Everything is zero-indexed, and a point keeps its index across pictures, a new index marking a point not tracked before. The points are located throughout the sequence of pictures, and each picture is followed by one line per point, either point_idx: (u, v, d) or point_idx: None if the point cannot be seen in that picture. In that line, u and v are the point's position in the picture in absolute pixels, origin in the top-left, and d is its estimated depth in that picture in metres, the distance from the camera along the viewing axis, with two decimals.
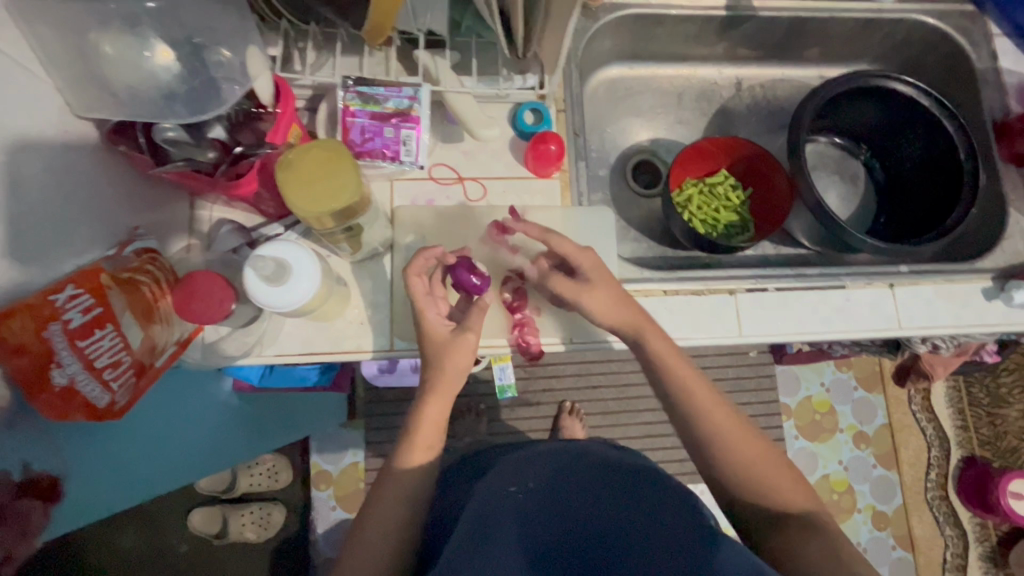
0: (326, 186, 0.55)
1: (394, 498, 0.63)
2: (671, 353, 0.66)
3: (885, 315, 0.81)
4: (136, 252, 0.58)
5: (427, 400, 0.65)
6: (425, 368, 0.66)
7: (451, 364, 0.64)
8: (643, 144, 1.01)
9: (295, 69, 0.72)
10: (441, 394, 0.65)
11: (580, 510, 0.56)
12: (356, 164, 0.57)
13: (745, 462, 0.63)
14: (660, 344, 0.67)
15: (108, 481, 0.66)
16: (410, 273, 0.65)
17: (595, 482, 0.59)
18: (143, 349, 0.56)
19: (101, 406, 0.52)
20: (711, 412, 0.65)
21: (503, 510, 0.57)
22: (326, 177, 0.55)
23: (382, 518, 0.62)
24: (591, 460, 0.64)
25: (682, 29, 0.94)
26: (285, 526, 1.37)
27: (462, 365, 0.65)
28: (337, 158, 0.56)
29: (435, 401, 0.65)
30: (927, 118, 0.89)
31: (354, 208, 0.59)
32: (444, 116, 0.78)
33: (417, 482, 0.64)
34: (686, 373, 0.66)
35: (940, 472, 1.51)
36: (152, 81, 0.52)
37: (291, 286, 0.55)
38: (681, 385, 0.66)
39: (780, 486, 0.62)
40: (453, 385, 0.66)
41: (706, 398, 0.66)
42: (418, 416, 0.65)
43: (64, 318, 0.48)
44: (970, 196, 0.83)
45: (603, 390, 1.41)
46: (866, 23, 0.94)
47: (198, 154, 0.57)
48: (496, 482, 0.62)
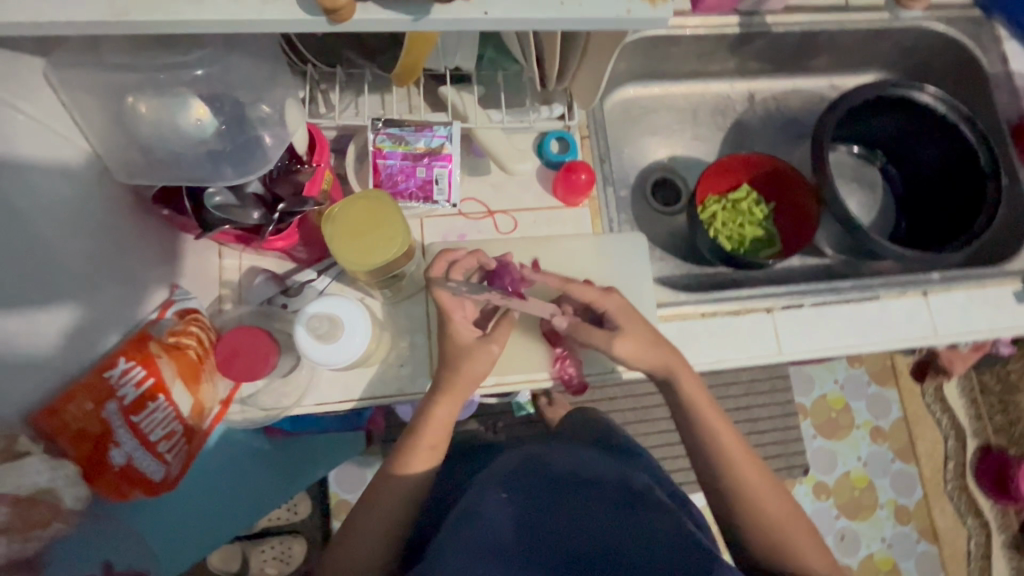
0: (355, 247, 0.54)
1: (392, 496, 0.63)
2: (702, 396, 0.67)
3: (920, 323, 0.81)
4: (179, 314, 0.57)
5: (436, 402, 0.64)
6: (439, 372, 0.64)
7: (467, 371, 0.63)
8: (660, 161, 1.01)
9: (321, 111, 0.70)
10: (447, 399, 0.63)
11: (567, 515, 0.48)
12: (401, 252, 0.55)
13: (764, 512, 0.64)
14: (688, 384, 0.66)
15: (163, 536, 0.65)
16: (436, 279, 0.63)
17: (590, 493, 0.50)
18: (192, 415, 0.55)
19: (156, 479, 0.51)
20: (737, 462, 0.65)
21: (480, 523, 0.47)
22: (362, 242, 0.54)
23: (369, 523, 0.62)
24: (583, 475, 0.54)
25: (695, 48, 0.94)
26: (307, 560, 1.33)
27: (477, 374, 0.63)
28: (387, 239, 0.54)
29: (444, 402, 0.63)
30: (943, 125, 0.90)
31: (402, 257, 0.58)
32: (470, 149, 0.78)
33: (407, 487, 0.63)
34: (715, 420, 0.66)
35: (957, 462, 1.52)
36: (194, 141, 0.50)
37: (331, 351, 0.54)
38: (710, 434, 0.66)
39: (792, 539, 0.62)
40: (466, 390, 0.64)
41: (728, 435, 0.66)
42: (427, 420, 0.64)
43: (120, 394, 0.48)
44: (995, 201, 0.84)
45: (621, 401, 1.35)
46: (877, 34, 0.94)
47: (243, 215, 0.55)
48: (483, 487, 0.54)
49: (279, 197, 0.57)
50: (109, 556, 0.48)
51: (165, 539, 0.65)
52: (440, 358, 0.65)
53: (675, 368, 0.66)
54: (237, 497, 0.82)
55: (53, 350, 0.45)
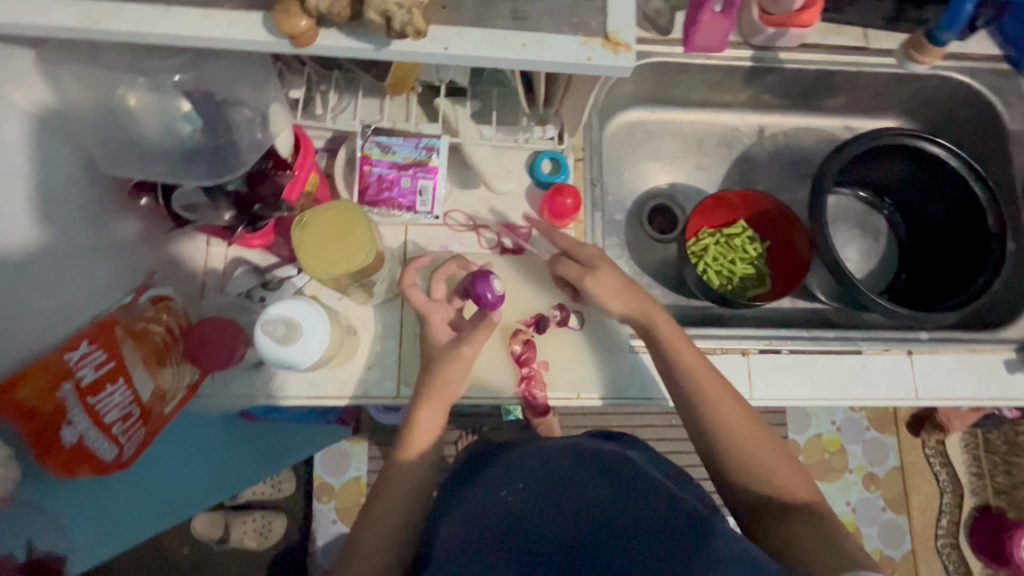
0: (314, 247, 0.55)
1: (388, 509, 0.60)
2: (672, 331, 0.66)
3: (902, 382, 0.79)
4: (152, 300, 0.59)
5: (421, 411, 0.63)
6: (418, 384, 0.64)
7: (444, 378, 0.63)
8: (660, 188, 1.00)
9: (316, 113, 0.72)
10: (432, 411, 0.63)
11: (561, 504, 0.51)
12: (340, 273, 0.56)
13: (751, 453, 0.61)
14: (671, 331, 0.66)
15: (90, 501, 0.65)
16: (406, 285, 0.66)
17: (576, 474, 0.53)
18: (152, 399, 0.58)
19: (108, 458, 0.55)
20: (719, 404, 0.62)
21: (492, 524, 0.52)
22: (319, 247, 0.55)
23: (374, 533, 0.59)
24: (573, 455, 0.56)
25: (705, 77, 0.93)
26: (286, 538, 1.35)
27: (455, 380, 0.63)
28: (336, 260, 0.55)
29: (430, 411, 0.63)
30: (952, 180, 0.87)
31: (369, 265, 0.59)
32: (461, 162, 0.78)
33: (403, 490, 0.61)
34: (687, 352, 0.64)
35: (951, 519, 1.42)
36: (173, 138, 0.52)
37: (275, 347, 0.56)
38: (693, 380, 0.63)
39: (779, 473, 0.60)
40: (449, 396, 0.64)
41: (702, 368, 0.64)
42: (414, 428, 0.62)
43: (77, 375, 0.51)
44: (996, 265, 0.81)
45: (609, 417, 1.30)
46: (895, 78, 0.91)
47: (215, 215, 0.58)
48: (488, 481, 0.57)
49: (257, 198, 0.58)
50: (32, 537, 0.52)
51: (96, 502, 0.66)
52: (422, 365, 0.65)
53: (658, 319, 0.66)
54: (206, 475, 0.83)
55: (15, 326, 0.49)
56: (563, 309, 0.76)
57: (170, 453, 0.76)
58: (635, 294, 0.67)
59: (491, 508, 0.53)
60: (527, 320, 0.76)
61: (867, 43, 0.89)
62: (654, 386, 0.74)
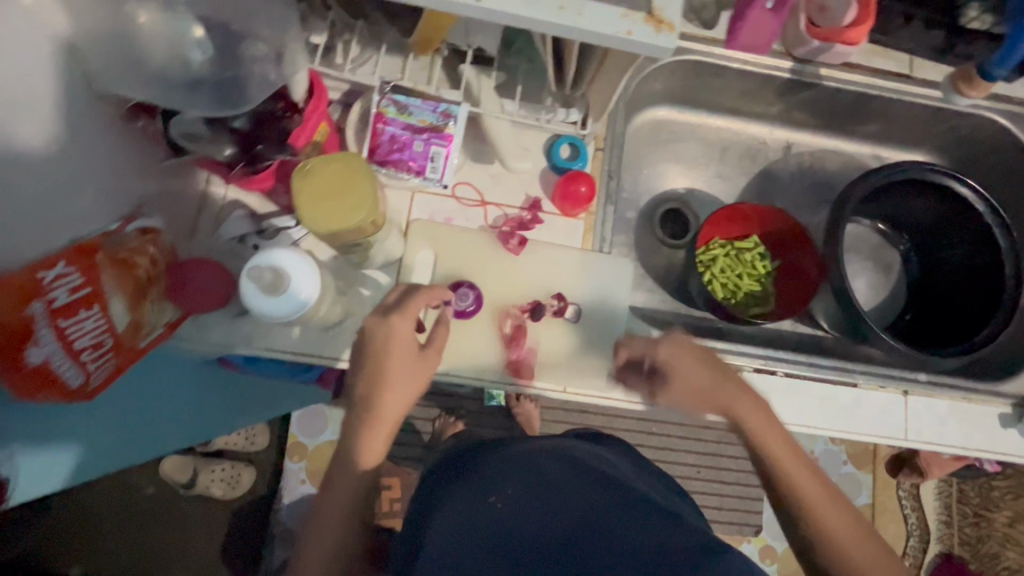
0: (320, 196, 0.53)
1: (326, 523, 0.58)
2: (707, 368, 0.62)
3: (893, 422, 0.78)
4: (139, 231, 0.56)
5: (370, 429, 0.59)
6: (358, 405, 0.59)
7: (398, 362, 0.58)
8: (677, 192, 0.97)
9: (335, 62, 0.69)
10: (382, 425, 0.59)
11: (554, 508, 0.50)
12: (315, 228, 0.54)
13: (825, 526, 0.56)
14: (706, 385, 0.62)
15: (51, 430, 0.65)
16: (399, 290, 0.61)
17: (575, 482, 0.53)
18: (127, 330, 0.56)
19: (75, 385, 0.53)
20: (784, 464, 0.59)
21: (480, 528, 0.50)
22: (323, 200, 0.53)
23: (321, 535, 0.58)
24: (560, 459, 0.56)
25: (740, 84, 0.90)
26: (254, 489, 1.35)
27: (409, 361, 0.59)
28: (322, 216, 0.53)
29: (381, 428, 0.59)
30: (975, 225, 0.85)
31: (368, 228, 0.57)
32: (477, 134, 0.75)
33: (347, 495, 0.59)
34: (748, 408, 0.61)
35: (914, 563, 1.42)
36: (180, 64, 0.50)
37: (269, 274, 0.54)
38: (760, 441, 0.60)
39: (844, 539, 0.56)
40: (400, 396, 0.60)
41: (758, 418, 0.61)
42: (359, 441, 0.59)
43: (48, 296, 0.49)
44: (1006, 317, 0.79)
45: (591, 417, 1.29)
46: (932, 112, 0.89)
47: (214, 151, 0.54)
48: (468, 480, 0.55)
49: (261, 139, 0.56)
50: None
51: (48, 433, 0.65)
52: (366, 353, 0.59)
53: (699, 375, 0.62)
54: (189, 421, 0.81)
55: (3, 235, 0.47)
56: (557, 300, 0.74)
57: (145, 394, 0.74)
58: (679, 347, 0.63)
59: (482, 520, 0.50)
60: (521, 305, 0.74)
61: (910, 72, 0.86)
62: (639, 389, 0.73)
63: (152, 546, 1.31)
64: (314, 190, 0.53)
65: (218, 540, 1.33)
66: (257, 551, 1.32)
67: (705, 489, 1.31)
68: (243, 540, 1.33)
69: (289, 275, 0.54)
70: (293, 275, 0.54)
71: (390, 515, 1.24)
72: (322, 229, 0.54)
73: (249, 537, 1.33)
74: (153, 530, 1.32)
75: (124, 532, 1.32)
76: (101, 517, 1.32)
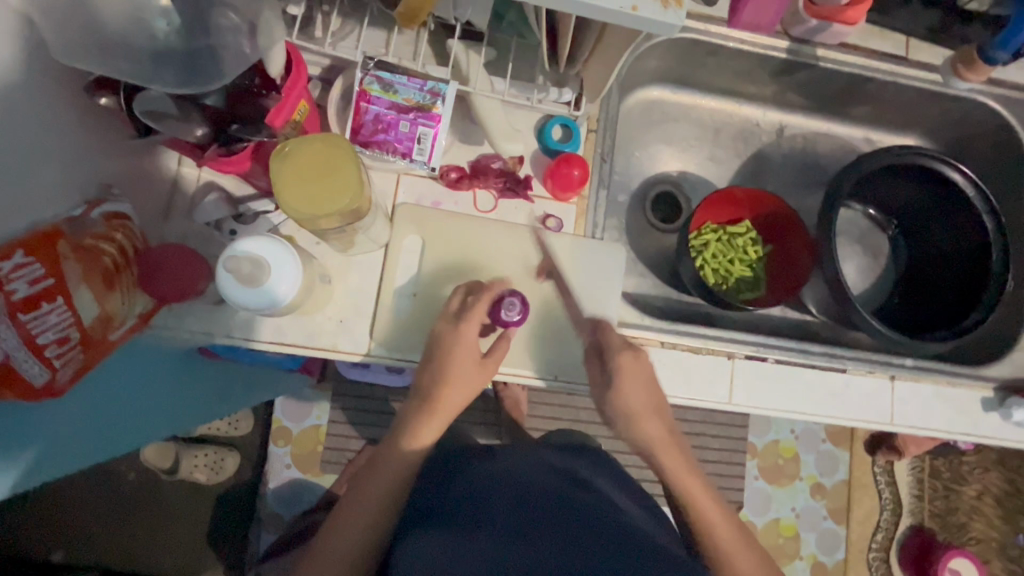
0: (299, 162, 0.50)
1: (356, 511, 0.61)
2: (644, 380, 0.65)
3: (880, 406, 0.79)
4: (105, 217, 0.52)
5: (426, 421, 0.63)
6: (419, 399, 0.64)
7: (461, 357, 0.62)
8: (669, 174, 0.95)
9: (315, 36, 0.65)
10: (438, 418, 0.63)
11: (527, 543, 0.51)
12: (280, 189, 0.50)
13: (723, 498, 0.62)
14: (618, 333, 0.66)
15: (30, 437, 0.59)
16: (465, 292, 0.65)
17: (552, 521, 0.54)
18: (95, 325, 0.52)
19: (39, 385, 0.48)
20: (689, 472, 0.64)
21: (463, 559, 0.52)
22: (299, 168, 0.50)
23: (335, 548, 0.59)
24: (549, 502, 0.57)
25: (735, 64, 0.87)
26: (237, 476, 1.33)
27: (470, 357, 0.63)
28: (290, 181, 0.50)
29: (434, 421, 0.63)
30: (965, 210, 0.85)
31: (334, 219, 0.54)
32: (466, 114, 0.72)
33: (382, 494, 0.61)
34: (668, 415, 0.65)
35: (886, 535, 1.42)
36: (146, 35, 0.47)
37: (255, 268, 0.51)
38: (689, 495, 0.63)
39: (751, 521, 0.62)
40: (458, 398, 0.64)
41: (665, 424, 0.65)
42: (413, 432, 0.63)
43: (7, 288, 0.44)
44: (992, 303, 0.79)
45: (577, 400, 1.29)
46: (926, 96, 0.88)
47: (185, 130, 0.51)
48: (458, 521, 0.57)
49: (234, 117, 0.52)
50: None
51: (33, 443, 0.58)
52: (431, 351, 0.64)
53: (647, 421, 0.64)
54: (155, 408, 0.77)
55: None
56: (545, 239, 0.73)
57: (122, 387, 0.69)
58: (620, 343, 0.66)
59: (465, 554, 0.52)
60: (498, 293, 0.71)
61: (906, 53, 0.85)
62: None
63: (134, 533, 1.29)
64: (295, 155, 0.50)
65: (202, 528, 1.31)
66: (241, 538, 1.31)
67: None
68: (227, 527, 1.31)
69: (274, 269, 0.51)
70: (273, 266, 0.51)
71: None
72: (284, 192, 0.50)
73: (232, 524, 1.31)
74: (132, 519, 1.30)
75: (103, 521, 1.29)
76: (80, 506, 1.29)
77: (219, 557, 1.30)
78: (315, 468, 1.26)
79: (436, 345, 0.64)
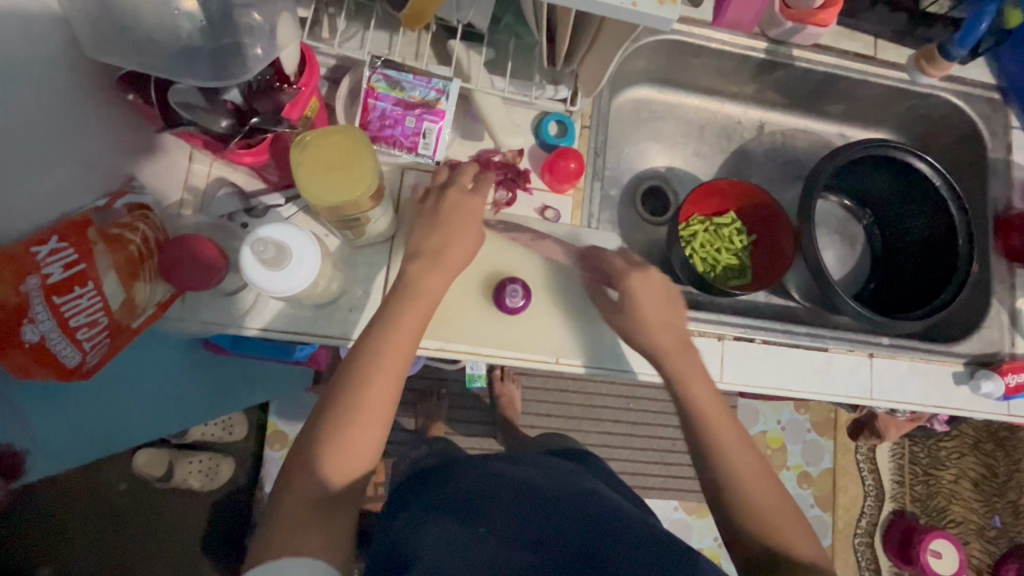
0: (323, 148, 0.53)
1: (321, 451, 0.55)
2: (687, 361, 0.64)
3: (860, 382, 0.84)
4: (129, 208, 0.56)
5: (392, 334, 0.58)
6: (385, 319, 0.58)
7: (440, 268, 0.60)
8: (658, 170, 1.00)
9: (323, 37, 0.68)
10: (402, 333, 0.58)
11: (539, 542, 0.56)
12: (298, 166, 0.53)
13: (747, 473, 0.60)
14: (663, 293, 0.66)
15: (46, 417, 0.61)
16: (451, 207, 0.61)
17: (565, 526, 0.58)
18: (121, 310, 0.55)
19: (70, 365, 0.52)
20: (728, 446, 0.61)
21: (477, 559, 0.54)
22: (322, 153, 0.53)
23: (298, 499, 0.54)
24: (557, 505, 0.61)
25: (717, 64, 0.93)
26: (233, 479, 1.33)
27: (451, 266, 0.61)
28: (310, 162, 0.53)
29: (399, 332, 0.58)
30: (934, 198, 0.91)
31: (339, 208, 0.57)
32: (467, 111, 0.76)
33: (339, 437, 0.55)
34: (707, 398, 0.63)
35: (871, 520, 1.48)
36: (172, 34, 0.50)
37: (287, 258, 0.54)
38: (702, 415, 0.62)
39: (779, 509, 0.59)
40: (423, 311, 0.60)
41: (711, 401, 0.63)
42: (380, 351, 0.57)
43: (43, 271, 0.48)
44: (960, 282, 0.85)
45: (571, 395, 1.33)
46: (895, 92, 0.94)
47: (211, 121, 0.53)
48: (465, 521, 0.60)
49: (255, 111, 0.55)
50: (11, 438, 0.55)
51: (31, 444, 0.58)
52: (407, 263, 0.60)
53: (664, 337, 0.64)
54: (163, 402, 0.79)
55: None
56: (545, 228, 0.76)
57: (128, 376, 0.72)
58: (670, 312, 0.65)
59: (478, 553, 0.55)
60: (498, 284, 0.73)
61: (874, 53, 0.91)
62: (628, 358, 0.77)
63: (130, 540, 1.29)
64: (322, 140, 0.54)
65: (198, 533, 1.31)
66: (239, 542, 1.31)
67: (681, 459, 1.36)
68: (224, 531, 1.31)
69: (298, 258, 0.55)
70: (292, 257, 0.54)
71: (373, 497, 1.24)
72: (302, 170, 0.53)
73: (229, 528, 1.31)
74: (127, 526, 1.29)
75: (97, 529, 1.28)
76: (73, 516, 1.28)
77: (216, 562, 1.30)
78: None
79: (415, 244, 0.61)
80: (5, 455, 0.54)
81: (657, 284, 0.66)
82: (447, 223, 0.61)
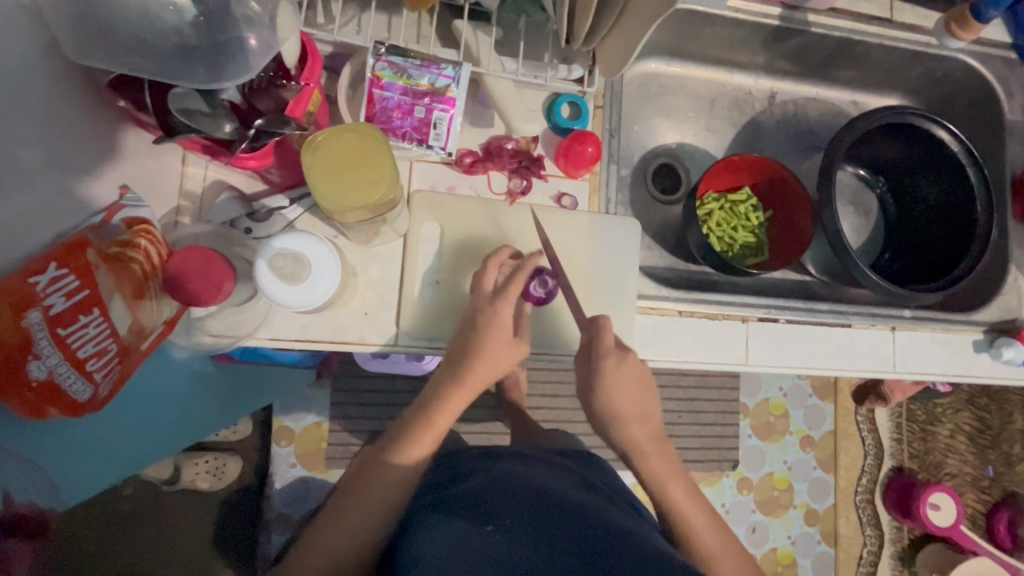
0: (340, 149, 0.50)
1: (383, 481, 0.65)
2: (635, 423, 0.71)
3: (883, 356, 0.83)
4: (127, 223, 0.53)
5: (458, 389, 0.66)
6: (449, 368, 0.66)
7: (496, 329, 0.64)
8: (668, 146, 0.96)
9: (320, 22, 0.63)
10: (468, 387, 0.65)
11: (543, 534, 0.55)
12: (313, 166, 0.49)
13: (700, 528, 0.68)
14: (638, 377, 0.69)
15: (65, 454, 0.58)
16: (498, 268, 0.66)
17: (567, 522, 0.57)
18: (129, 334, 0.54)
19: (81, 398, 0.50)
20: (677, 499, 0.69)
21: (476, 549, 0.54)
22: (337, 154, 0.50)
23: (352, 514, 0.63)
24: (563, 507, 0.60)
25: (729, 33, 0.89)
26: (241, 478, 1.31)
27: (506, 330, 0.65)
28: (326, 164, 0.50)
29: (464, 389, 0.66)
30: (952, 166, 0.89)
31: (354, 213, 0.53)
32: (476, 96, 0.71)
33: (400, 476, 0.65)
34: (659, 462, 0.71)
35: (871, 478, 1.49)
36: (164, 32, 0.45)
37: (309, 279, 0.52)
38: (646, 468, 0.71)
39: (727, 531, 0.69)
40: (484, 376, 0.66)
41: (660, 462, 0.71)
42: (445, 400, 0.66)
43: (45, 304, 0.46)
44: (980, 249, 0.84)
45: None
46: (912, 56, 0.91)
47: (214, 127, 0.48)
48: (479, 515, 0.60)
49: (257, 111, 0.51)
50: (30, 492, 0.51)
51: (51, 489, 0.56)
52: (470, 317, 0.66)
53: (635, 427, 0.71)
54: (169, 417, 0.76)
55: None
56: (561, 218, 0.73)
57: (143, 399, 0.68)
58: (632, 387, 0.69)
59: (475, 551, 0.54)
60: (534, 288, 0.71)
61: (890, 15, 0.88)
62: (651, 346, 0.76)
63: (139, 544, 1.27)
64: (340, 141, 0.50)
65: (209, 534, 1.29)
66: (251, 540, 1.30)
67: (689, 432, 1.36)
68: (236, 529, 1.30)
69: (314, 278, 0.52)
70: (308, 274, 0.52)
71: None
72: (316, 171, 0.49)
73: (240, 527, 1.30)
74: (135, 531, 1.27)
75: (104, 536, 1.26)
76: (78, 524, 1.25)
77: (229, 561, 1.29)
78: (322, 465, 1.25)
79: (476, 309, 0.65)
80: (31, 512, 0.51)
81: (632, 371, 0.68)
82: (498, 292, 0.65)
